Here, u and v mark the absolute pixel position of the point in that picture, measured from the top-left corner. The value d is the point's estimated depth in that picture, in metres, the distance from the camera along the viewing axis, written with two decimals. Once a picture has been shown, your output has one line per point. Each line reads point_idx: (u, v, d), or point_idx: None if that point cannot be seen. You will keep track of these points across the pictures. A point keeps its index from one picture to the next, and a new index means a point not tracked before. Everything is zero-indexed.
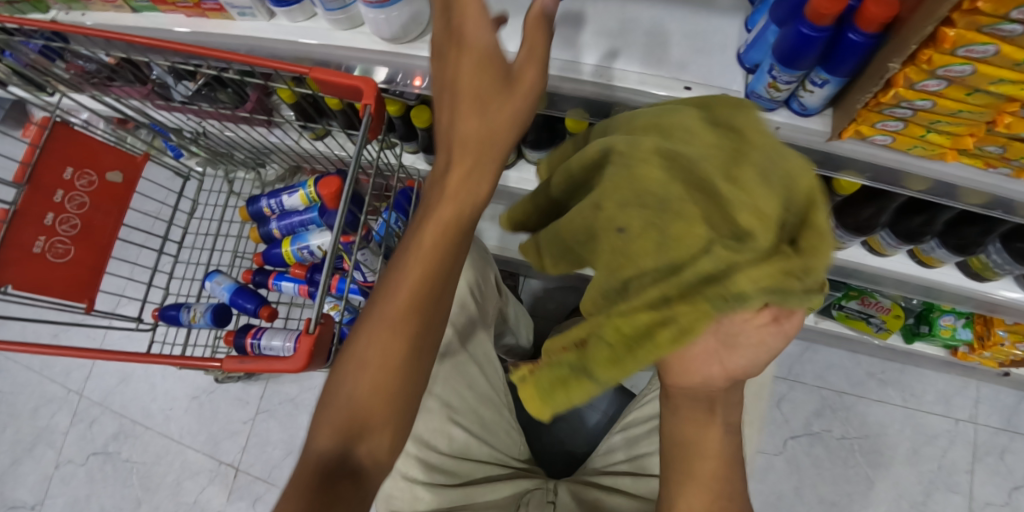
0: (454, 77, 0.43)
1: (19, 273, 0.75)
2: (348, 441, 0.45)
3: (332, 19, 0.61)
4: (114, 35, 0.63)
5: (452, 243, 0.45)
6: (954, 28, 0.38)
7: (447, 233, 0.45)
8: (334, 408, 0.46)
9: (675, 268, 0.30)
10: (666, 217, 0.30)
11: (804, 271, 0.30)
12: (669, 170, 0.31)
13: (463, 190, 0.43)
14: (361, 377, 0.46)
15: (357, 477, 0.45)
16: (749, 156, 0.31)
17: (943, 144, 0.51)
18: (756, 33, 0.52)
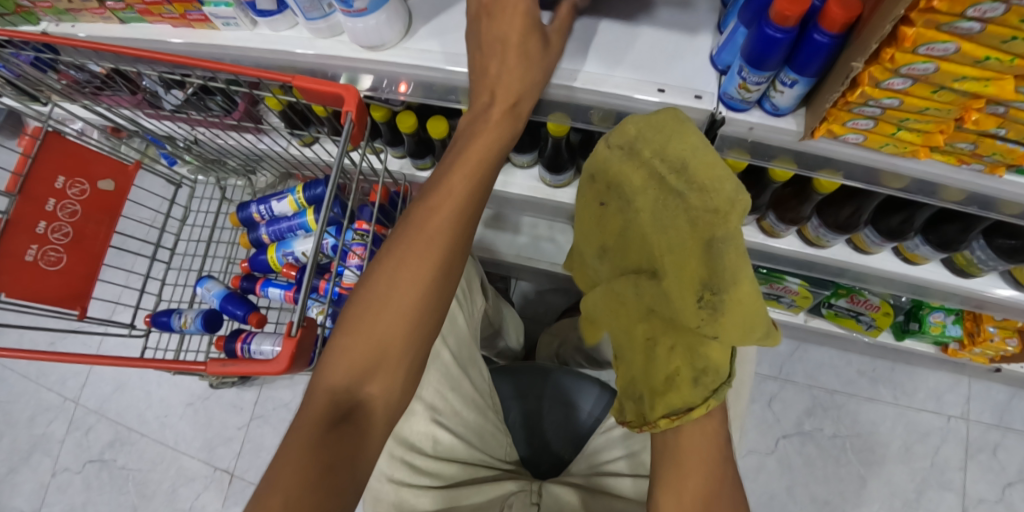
0: (494, 71, 0.54)
1: (11, 281, 0.76)
2: (361, 380, 0.50)
3: (313, 28, 0.62)
4: (101, 46, 0.64)
5: (465, 209, 0.55)
6: (914, 26, 0.39)
7: (462, 201, 0.55)
8: (354, 340, 0.51)
9: (649, 296, 0.49)
10: (650, 267, 0.48)
11: (712, 334, 0.45)
12: (661, 243, 0.45)
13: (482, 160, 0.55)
14: (378, 317, 0.51)
15: (368, 409, 0.50)
16: (702, 259, 0.43)
17: (914, 142, 0.51)
18: (727, 34, 0.52)
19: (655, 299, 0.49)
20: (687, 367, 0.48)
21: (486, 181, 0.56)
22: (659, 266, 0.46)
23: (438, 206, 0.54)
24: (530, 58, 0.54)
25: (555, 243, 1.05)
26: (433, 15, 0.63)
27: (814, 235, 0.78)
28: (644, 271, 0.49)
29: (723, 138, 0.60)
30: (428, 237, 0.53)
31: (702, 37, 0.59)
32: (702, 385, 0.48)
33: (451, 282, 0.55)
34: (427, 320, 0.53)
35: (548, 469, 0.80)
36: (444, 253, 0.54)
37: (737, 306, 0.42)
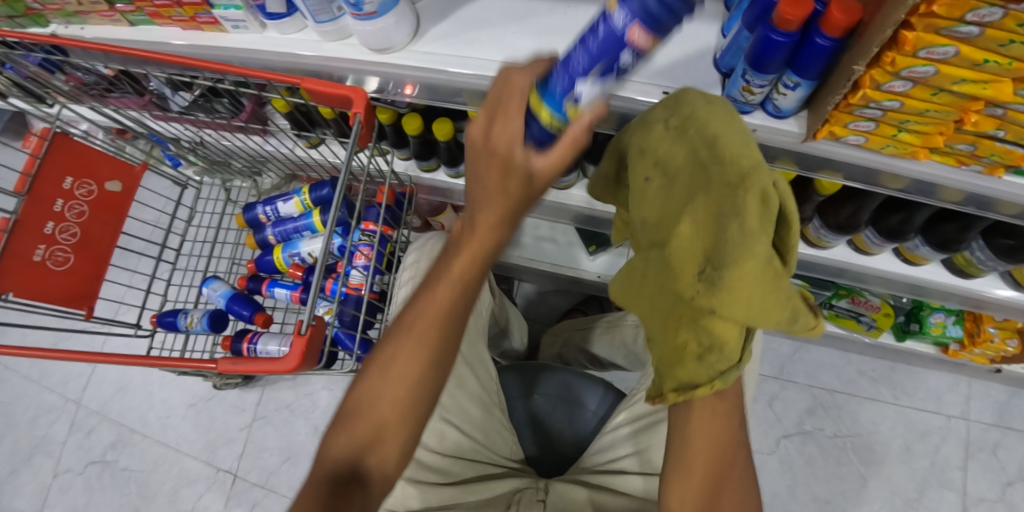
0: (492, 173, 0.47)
1: (19, 281, 0.77)
2: (360, 455, 0.51)
3: (322, 31, 0.62)
4: (111, 48, 0.65)
5: (466, 291, 0.51)
6: (914, 30, 0.40)
7: (461, 288, 0.51)
8: (353, 424, 0.52)
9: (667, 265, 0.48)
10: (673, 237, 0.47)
11: (716, 312, 0.43)
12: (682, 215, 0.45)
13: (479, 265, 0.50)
14: (372, 406, 0.51)
15: (366, 481, 0.51)
16: (716, 235, 0.41)
17: (913, 143, 0.52)
18: (730, 38, 0.53)
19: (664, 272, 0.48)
20: (693, 340, 0.47)
21: (493, 254, 0.50)
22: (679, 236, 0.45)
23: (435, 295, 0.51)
24: (509, 187, 0.46)
25: (557, 244, 1.06)
26: (440, 18, 0.64)
27: (815, 236, 0.80)
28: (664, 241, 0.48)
29: None
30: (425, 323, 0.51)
31: (704, 41, 0.60)
32: (710, 365, 0.46)
33: (446, 366, 0.53)
34: (421, 405, 0.52)
35: (551, 468, 0.80)
36: (440, 339, 0.52)
37: (737, 281, 0.40)
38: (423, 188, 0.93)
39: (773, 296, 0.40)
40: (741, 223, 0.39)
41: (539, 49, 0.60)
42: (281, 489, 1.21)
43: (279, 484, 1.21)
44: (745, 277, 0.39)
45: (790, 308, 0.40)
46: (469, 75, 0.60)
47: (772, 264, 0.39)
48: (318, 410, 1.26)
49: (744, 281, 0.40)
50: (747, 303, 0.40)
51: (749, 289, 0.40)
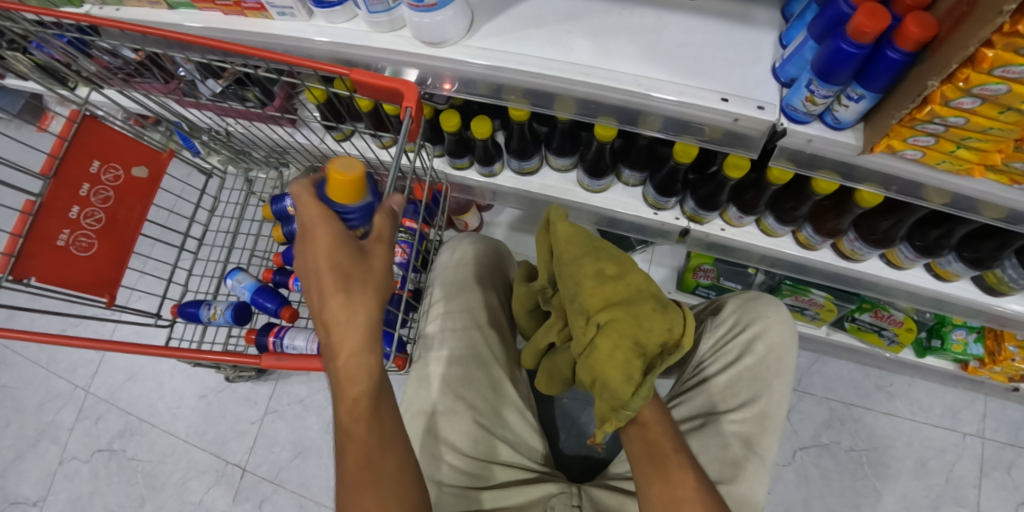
0: (315, 267, 0.50)
1: (42, 265, 0.75)
2: None
3: (374, 21, 0.62)
4: (151, 30, 0.63)
5: (373, 380, 0.51)
6: (993, 49, 0.40)
7: (355, 361, 0.50)
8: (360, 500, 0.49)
9: (619, 279, 0.64)
10: (613, 264, 0.65)
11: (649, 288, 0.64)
12: (598, 257, 0.65)
13: (346, 315, 0.49)
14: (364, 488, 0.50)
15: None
16: (615, 252, 0.66)
17: (970, 160, 0.52)
18: (793, 47, 0.54)
19: (630, 290, 0.63)
20: (589, 376, 0.61)
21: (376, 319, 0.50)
22: (610, 258, 0.65)
23: (355, 431, 0.51)
24: (337, 259, 0.50)
25: None
26: (494, 14, 0.63)
27: (849, 249, 0.79)
28: (613, 275, 0.64)
29: (782, 148, 0.60)
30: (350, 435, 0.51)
31: (761, 48, 0.60)
32: (608, 399, 0.60)
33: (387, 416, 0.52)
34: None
35: (581, 473, 0.80)
36: (369, 398, 0.51)
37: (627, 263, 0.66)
38: (453, 186, 0.94)
39: (626, 290, 0.63)
40: (573, 247, 0.66)
41: (593, 50, 0.60)
42: (291, 485, 1.20)
43: (290, 480, 1.20)
44: (592, 286, 0.63)
45: (652, 297, 0.63)
46: (483, 66, 0.60)
47: (615, 275, 0.64)
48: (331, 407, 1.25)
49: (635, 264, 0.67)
50: (606, 304, 0.62)
51: (607, 293, 0.62)
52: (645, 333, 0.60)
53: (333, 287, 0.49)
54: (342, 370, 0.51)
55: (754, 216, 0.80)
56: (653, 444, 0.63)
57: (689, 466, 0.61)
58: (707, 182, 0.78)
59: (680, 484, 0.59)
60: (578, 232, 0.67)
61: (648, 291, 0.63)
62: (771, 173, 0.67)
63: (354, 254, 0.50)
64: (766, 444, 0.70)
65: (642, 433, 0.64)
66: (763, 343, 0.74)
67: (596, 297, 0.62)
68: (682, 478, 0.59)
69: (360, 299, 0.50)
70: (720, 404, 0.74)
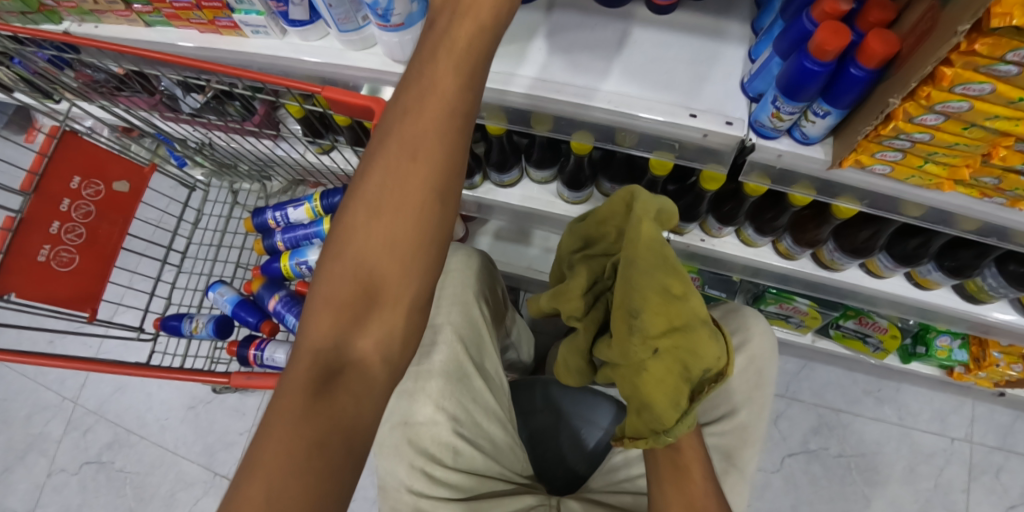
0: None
1: (22, 281, 0.75)
2: (347, 333, 0.40)
3: (346, 39, 0.62)
4: (126, 49, 0.63)
5: (456, 124, 0.41)
6: (952, 67, 0.40)
7: (463, 70, 0.42)
8: (353, 262, 0.41)
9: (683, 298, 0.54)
10: (680, 277, 0.55)
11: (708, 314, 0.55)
12: (667, 263, 0.54)
13: (452, 77, 0.41)
14: (376, 243, 0.41)
15: (362, 368, 0.40)
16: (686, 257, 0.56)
17: (939, 175, 0.52)
18: (761, 63, 0.54)
19: (688, 315, 0.54)
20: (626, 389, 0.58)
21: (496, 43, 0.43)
22: (677, 269, 0.55)
23: (404, 181, 0.41)
24: None
25: None
26: None
27: (829, 259, 0.79)
28: (678, 294, 0.54)
29: (753, 163, 0.60)
30: (412, 149, 0.41)
31: (731, 64, 0.60)
32: (648, 421, 0.56)
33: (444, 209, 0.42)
34: (415, 279, 0.41)
35: (563, 485, 0.81)
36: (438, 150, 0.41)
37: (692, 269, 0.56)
38: None
39: (685, 315, 0.54)
40: (648, 258, 0.54)
41: (566, 66, 0.60)
42: None
43: None
44: (659, 309, 0.53)
45: (705, 327, 0.54)
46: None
47: (682, 297, 0.54)
48: None
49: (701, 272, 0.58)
50: (668, 329, 0.54)
51: (669, 318, 0.53)
52: (696, 360, 0.54)
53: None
54: (440, 63, 0.42)
55: (733, 226, 0.80)
56: (682, 469, 0.62)
57: (712, 494, 0.61)
58: (686, 193, 0.78)
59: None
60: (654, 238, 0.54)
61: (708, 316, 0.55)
62: (748, 186, 0.67)
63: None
64: (745, 457, 0.70)
65: (674, 456, 0.62)
66: (744, 355, 0.74)
67: (655, 321, 0.53)
68: (705, 505, 0.60)
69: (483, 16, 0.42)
70: (700, 415, 0.74)
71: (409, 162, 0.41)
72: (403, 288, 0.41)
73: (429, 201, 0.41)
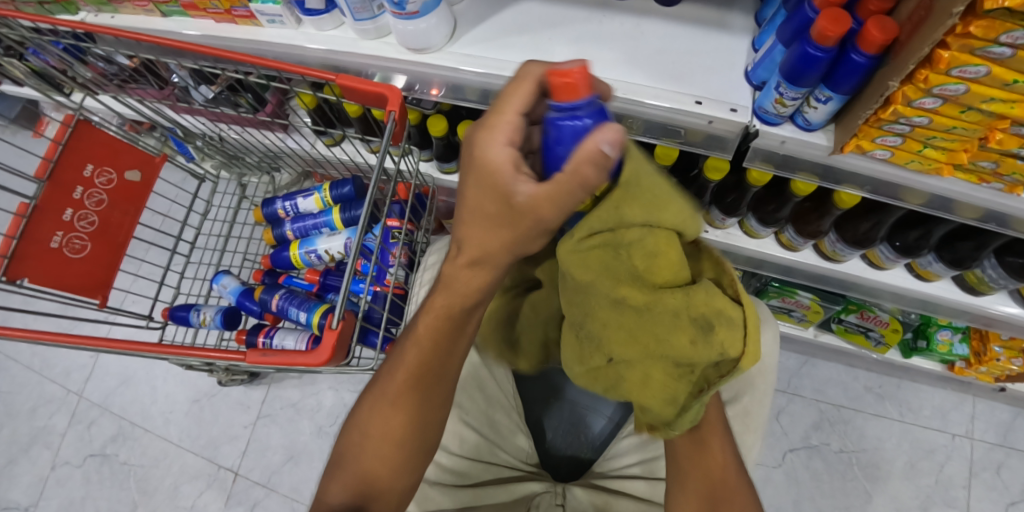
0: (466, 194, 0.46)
1: (35, 266, 0.76)
2: (357, 499, 0.54)
3: (360, 28, 0.63)
4: (144, 35, 0.64)
5: (443, 346, 0.54)
6: (949, 50, 0.41)
7: (444, 324, 0.53)
8: (365, 450, 0.56)
9: (646, 303, 0.46)
10: (636, 274, 0.45)
11: (698, 316, 0.45)
12: (620, 258, 0.45)
13: (441, 317, 0.53)
14: (376, 434, 0.56)
15: (379, 500, 0.55)
16: (647, 240, 0.43)
17: (939, 159, 0.54)
18: (763, 52, 0.55)
19: (652, 322, 0.46)
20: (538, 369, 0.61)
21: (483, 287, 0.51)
22: (635, 263, 0.45)
23: (400, 394, 0.55)
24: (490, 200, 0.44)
25: None
26: (477, 23, 0.65)
27: (831, 250, 0.80)
28: (630, 301, 0.47)
29: (757, 150, 0.62)
30: (407, 376, 0.55)
31: (735, 54, 0.61)
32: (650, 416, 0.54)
33: (433, 415, 0.57)
34: (404, 465, 0.56)
35: (568, 473, 0.81)
36: (429, 369, 0.55)
37: (666, 234, 0.43)
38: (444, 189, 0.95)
39: (662, 323, 0.46)
40: (589, 272, 0.46)
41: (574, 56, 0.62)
42: (284, 489, 1.20)
43: (282, 484, 1.20)
44: (608, 320, 0.48)
45: (690, 324, 0.45)
46: (474, 73, 0.62)
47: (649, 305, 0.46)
48: (324, 411, 1.26)
49: (675, 234, 0.44)
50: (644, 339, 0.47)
51: (623, 334, 0.48)
52: (683, 356, 0.46)
53: (477, 221, 0.46)
54: (427, 320, 0.54)
55: (737, 217, 0.82)
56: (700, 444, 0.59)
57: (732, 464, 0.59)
58: (690, 184, 0.79)
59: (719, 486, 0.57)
60: (603, 253, 0.45)
61: (684, 308, 0.45)
62: (753, 174, 0.68)
63: (502, 205, 0.43)
64: (748, 444, 0.72)
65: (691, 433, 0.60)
66: None
67: (613, 330, 0.49)
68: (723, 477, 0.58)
69: (489, 244, 0.46)
70: None
71: (409, 373, 0.55)
72: (399, 463, 0.56)
73: (420, 407, 0.56)
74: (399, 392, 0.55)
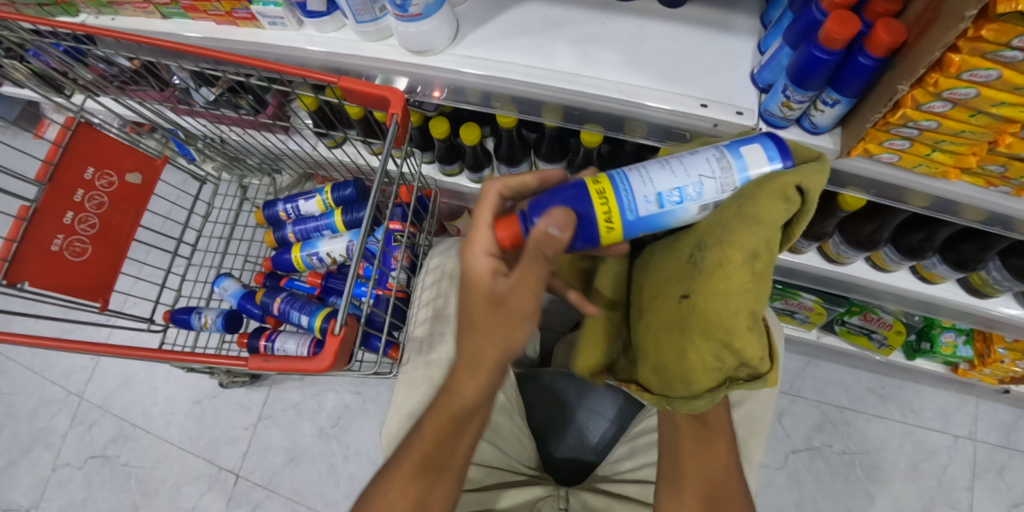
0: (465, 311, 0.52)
1: (37, 269, 0.76)
2: None
3: (362, 30, 0.63)
4: (144, 37, 0.64)
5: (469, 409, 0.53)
6: (959, 54, 0.41)
7: (474, 387, 0.52)
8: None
9: (723, 275, 0.43)
10: (733, 244, 0.42)
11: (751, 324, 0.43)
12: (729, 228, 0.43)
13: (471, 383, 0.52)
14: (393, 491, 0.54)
15: None
16: (759, 232, 0.42)
17: (946, 163, 0.53)
18: (769, 54, 0.55)
19: (716, 300, 0.43)
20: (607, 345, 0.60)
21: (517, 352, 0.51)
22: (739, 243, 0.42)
23: (423, 448, 0.55)
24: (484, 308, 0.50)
25: None
26: (479, 24, 0.64)
27: (835, 252, 0.80)
28: (699, 270, 0.45)
29: None
30: (432, 436, 0.54)
31: (740, 56, 0.61)
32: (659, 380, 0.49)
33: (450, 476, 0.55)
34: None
35: (570, 476, 0.82)
36: (454, 428, 0.54)
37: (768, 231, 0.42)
38: (445, 191, 0.95)
39: (722, 301, 0.43)
40: (770, 213, 0.41)
41: (577, 58, 0.61)
42: (284, 491, 1.20)
43: (283, 486, 1.20)
44: (670, 279, 0.47)
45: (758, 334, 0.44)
46: (476, 75, 0.61)
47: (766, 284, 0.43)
48: (324, 412, 1.25)
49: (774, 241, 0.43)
50: (728, 305, 0.42)
51: (687, 287, 0.45)
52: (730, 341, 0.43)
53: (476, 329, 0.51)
54: (456, 384, 0.53)
55: None
56: (708, 444, 0.62)
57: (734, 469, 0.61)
58: None
59: (722, 488, 0.60)
60: (790, 203, 0.42)
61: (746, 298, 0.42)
62: None
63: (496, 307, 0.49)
64: (751, 447, 0.72)
65: (699, 432, 0.62)
66: None
67: (673, 295, 0.47)
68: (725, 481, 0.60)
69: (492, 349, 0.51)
70: None
71: (435, 434, 0.54)
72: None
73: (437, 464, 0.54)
74: (422, 452, 0.54)
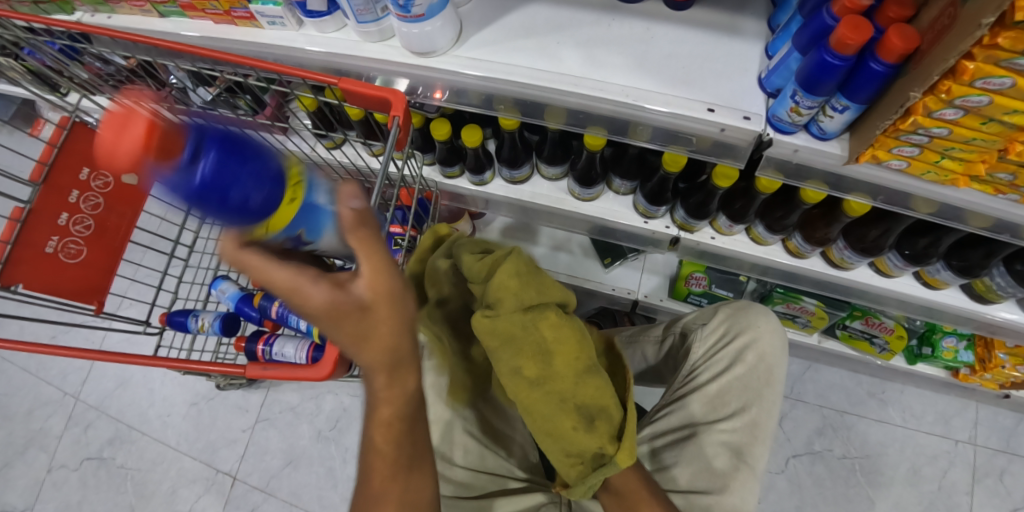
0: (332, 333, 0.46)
1: (28, 272, 0.74)
2: None
3: (363, 31, 0.62)
4: (140, 36, 0.62)
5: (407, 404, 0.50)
6: (974, 61, 0.40)
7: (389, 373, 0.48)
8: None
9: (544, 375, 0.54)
10: (542, 359, 0.53)
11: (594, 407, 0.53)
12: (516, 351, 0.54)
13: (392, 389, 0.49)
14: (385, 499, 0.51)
15: None
16: (516, 344, 0.53)
17: (955, 170, 0.53)
18: (779, 58, 0.54)
19: (557, 392, 0.54)
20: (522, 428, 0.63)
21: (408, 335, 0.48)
22: (541, 356, 0.53)
23: (382, 452, 0.51)
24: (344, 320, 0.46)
25: (572, 255, 1.09)
26: (483, 25, 0.64)
27: (838, 258, 0.79)
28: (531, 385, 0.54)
29: (769, 158, 0.61)
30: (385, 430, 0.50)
31: (748, 60, 0.60)
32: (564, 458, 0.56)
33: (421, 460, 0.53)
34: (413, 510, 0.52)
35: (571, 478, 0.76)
36: (400, 428, 0.50)
37: (517, 340, 0.54)
38: (445, 193, 0.94)
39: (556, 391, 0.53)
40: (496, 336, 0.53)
41: (581, 59, 0.60)
42: (283, 494, 1.19)
43: (282, 488, 1.19)
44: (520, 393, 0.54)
45: (574, 412, 0.53)
46: (474, 77, 0.61)
47: (541, 377, 0.53)
48: (323, 414, 1.24)
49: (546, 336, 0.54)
50: (558, 390, 0.53)
51: (540, 398, 0.54)
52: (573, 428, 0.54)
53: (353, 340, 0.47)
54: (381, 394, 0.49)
55: (744, 224, 0.81)
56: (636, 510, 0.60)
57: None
58: (697, 191, 0.79)
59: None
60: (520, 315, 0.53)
61: (579, 381, 0.53)
62: (761, 182, 0.68)
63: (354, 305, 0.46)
64: (756, 453, 0.71)
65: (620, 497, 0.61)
66: (753, 352, 0.76)
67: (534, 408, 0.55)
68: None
69: (379, 340, 0.47)
70: (710, 411, 0.75)
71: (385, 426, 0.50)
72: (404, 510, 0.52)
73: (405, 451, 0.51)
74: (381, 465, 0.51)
